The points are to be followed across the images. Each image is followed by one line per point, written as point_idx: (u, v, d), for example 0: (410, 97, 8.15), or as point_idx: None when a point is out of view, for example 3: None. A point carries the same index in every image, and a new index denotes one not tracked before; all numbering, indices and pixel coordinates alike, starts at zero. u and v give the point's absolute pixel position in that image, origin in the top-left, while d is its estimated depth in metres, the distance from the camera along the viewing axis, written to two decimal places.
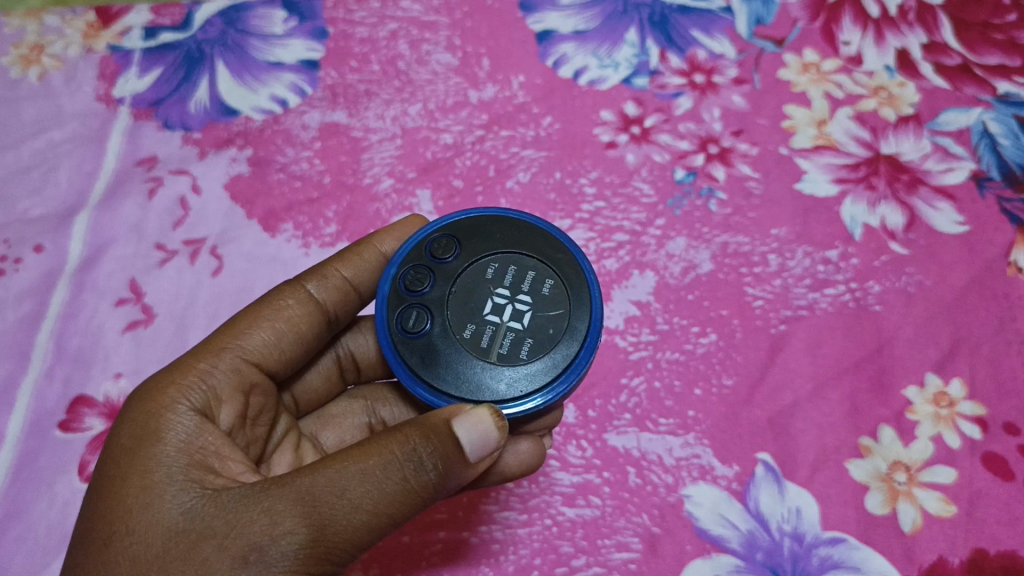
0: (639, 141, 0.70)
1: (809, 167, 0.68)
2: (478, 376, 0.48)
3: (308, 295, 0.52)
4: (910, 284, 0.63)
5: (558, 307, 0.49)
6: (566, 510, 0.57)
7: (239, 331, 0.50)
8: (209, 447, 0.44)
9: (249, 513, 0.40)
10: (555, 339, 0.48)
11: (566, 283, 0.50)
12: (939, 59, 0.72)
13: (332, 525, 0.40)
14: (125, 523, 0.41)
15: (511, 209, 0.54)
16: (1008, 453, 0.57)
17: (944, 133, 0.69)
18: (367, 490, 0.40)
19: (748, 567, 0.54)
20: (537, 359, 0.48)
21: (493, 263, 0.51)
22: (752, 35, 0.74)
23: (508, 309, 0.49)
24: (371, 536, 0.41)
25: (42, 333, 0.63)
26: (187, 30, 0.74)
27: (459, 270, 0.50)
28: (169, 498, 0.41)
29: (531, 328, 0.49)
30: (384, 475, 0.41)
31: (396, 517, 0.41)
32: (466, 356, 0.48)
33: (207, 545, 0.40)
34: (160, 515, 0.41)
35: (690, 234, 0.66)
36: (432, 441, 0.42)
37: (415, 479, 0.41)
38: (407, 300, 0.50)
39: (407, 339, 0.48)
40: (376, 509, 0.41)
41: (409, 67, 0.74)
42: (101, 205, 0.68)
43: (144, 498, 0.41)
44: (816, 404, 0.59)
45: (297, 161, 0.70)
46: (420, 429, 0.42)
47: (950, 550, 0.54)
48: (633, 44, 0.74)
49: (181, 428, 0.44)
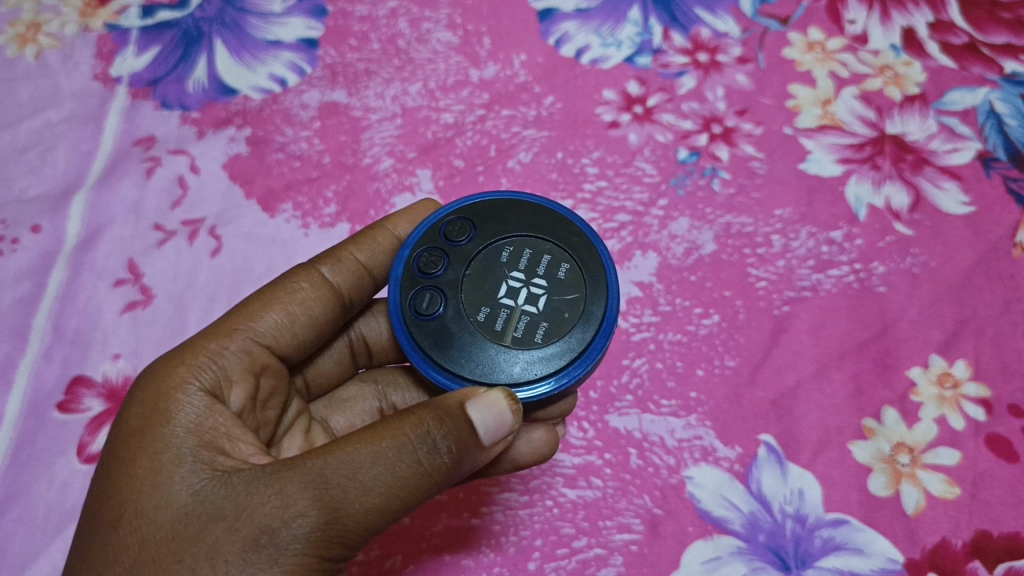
0: (642, 121, 0.69)
1: (814, 147, 0.67)
2: (492, 359, 0.47)
3: (321, 278, 0.52)
4: (915, 265, 0.62)
5: (574, 291, 0.49)
6: (567, 491, 0.56)
7: (251, 314, 0.49)
8: (221, 428, 0.44)
9: (260, 495, 0.40)
10: (571, 323, 0.48)
11: (582, 267, 0.49)
12: (945, 38, 0.71)
13: (344, 508, 0.39)
14: (134, 504, 0.41)
15: (525, 193, 0.53)
16: (1012, 435, 0.56)
17: (950, 113, 0.68)
18: (380, 473, 0.40)
19: (750, 548, 0.54)
20: (552, 343, 0.47)
21: (508, 246, 0.50)
22: (757, 13, 0.73)
23: (523, 292, 0.49)
24: (383, 520, 0.41)
25: (39, 314, 0.63)
26: (185, 8, 0.73)
27: (474, 253, 0.50)
28: (179, 480, 0.41)
29: (546, 312, 0.48)
30: (397, 458, 0.40)
31: (410, 501, 0.41)
32: (479, 339, 0.47)
33: (218, 527, 0.39)
34: (170, 496, 0.41)
35: (693, 215, 0.65)
36: (446, 424, 0.41)
37: (429, 463, 0.41)
38: (421, 283, 0.49)
39: (420, 321, 0.48)
40: (389, 492, 0.40)
41: (410, 46, 0.73)
42: (99, 185, 0.67)
43: (154, 480, 0.41)
44: (819, 385, 0.58)
45: (296, 141, 0.69)
46: (434, 412, 0.41)
47: (953, 532, 0.54)
48: (637, 22, 0.73)
49: (191, 409, 0.44)
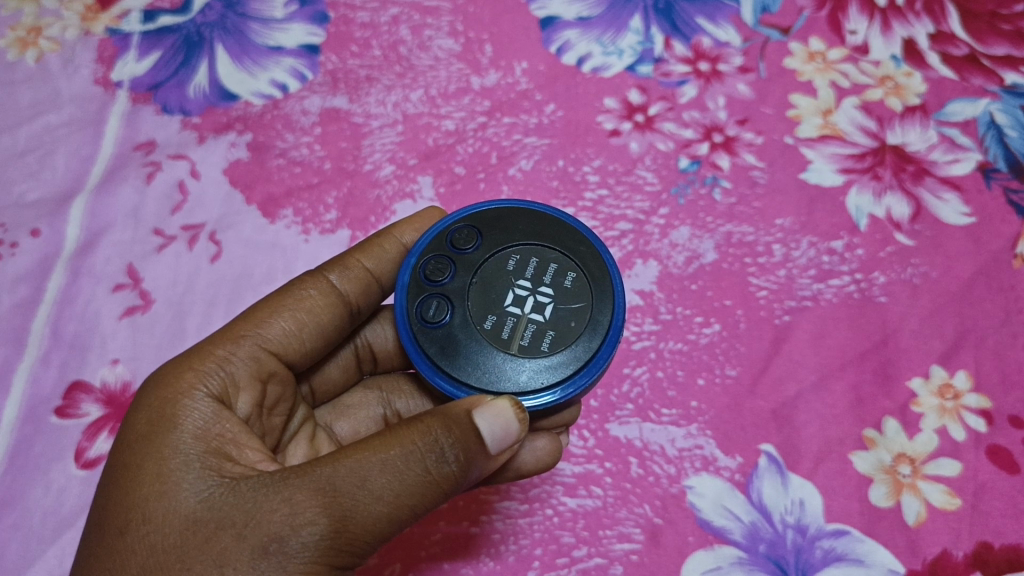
0: (643, 130, 0.69)
1: (815, 157, 0.67)
2: (499, 367, 0.47)
3: (329, 285, 0.52)
4: (915, 275, 0.63)
5: (580, 300, 0.49)
6: (567, 500, 0.56)
7: (258, 320, 0.49)
8: (229, 433, 0.44)
9: (268, 503, 0.39)
10: (577, 332, 0.48)
11: (589, 276, 0.49)
12: (946, 49, 0.71)
13: (353, 516, 0.39)
14: (141, 511, 0.40)
15: (532, 202, 0.53)
16: (1013, 446, 0.56)
17: (950, 124, 0.68)
18: (389, 481, 0.40)
19: (750, 559, 0.54)
20: (558, 352, 0.47)
21: (514, 254, 0.50)
22: (758, 23, 0.73)
23: (529, 301, 0.49)
24: (391, 528, 0.40)
25: (38, 318, 0.62)
26: (186, 13, 0.73)
27: (481, 261, 0.50)
28: (187, 487, 0.41)
29: (552, 321, 0.48)
30: (405, 466, 0.40)
31: (418, 509, 0.41)
32: (485, 347, 0.47)
33: (226, 535, 0.39)
34: (177, 503, 0.40)
35: (693, 224, 0.65)
36: (453, 432, 0.41)
37: (437, 471, 0.40)
38: (427, 290, 0.49)
39: (427, 329, 0.48)
40: (397, 500, 0.40)
41: (411, 53, 0.73)
42: (98, 189, 0.67)
43: (161, 487, 0.41)
44: (819, 395, 0.58)
45: (297, 147, 0.69)
46: (442, 420, 0.41)
47: (954, 543, 0.54)
48: (638, 30, 0.73)
49: (199, 414, 0.44)
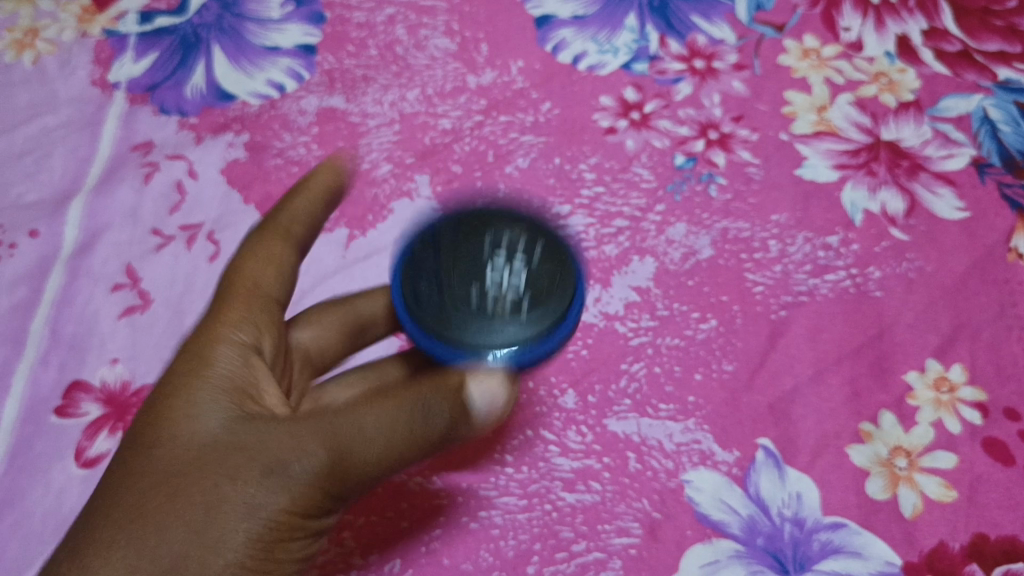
0: (639, 127, 0.70)
1: (809, 153, 0.68)
2: (483, 334, 0.49)
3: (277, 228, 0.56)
4: (910, 270, 0.63)
5: (549, 267, 0.52)
6: (566, 495, 0.56)
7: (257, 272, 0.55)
8: (249, 384, 0.48)
9: (279, 435, 0.42)
10: (548, 291, 0.51)
11: (555, 251, 0.53)
12: (939, 45, 0.73)
13: (349, 450, 0.42)
14: (162, 437, 0.43)
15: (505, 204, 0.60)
16: (1008, 438, 0.57)
17: (944, 119, 0.69)
18: (383, 424, 0.43)
19: (749, 552, 0.53)
20: (534, 312, 0.50)
21: (489, 237, 0.54)
22: (751, 21, 0.75)
23: (505, 270, 0.52)
24: (379, 472, 0.43)
25: (37, 318, 0.62)
26: (182, 15, 0.76)
27: (459, 243, 0.53)
28: (209, 417, 0.44)
29: (526, 285, 0.51)
30: (402, 412, 0.44)
31: (406, 457, 0.44)
32: (471, 317, 0.50)
33: (236, 456, 0.42)
34: (197, 430, 0.43)
35: (689, 220, 0.66)
36: (446, 394, 0.45)
37: (426, 425, 0.44)
38: (415, 274, 0.53)
39: (418, 305, 0.51)
40: (391, 442, 0.43)
41: (407, 53, 0.74)
42: (96, 190, 0.67)
43: (187, 415, 0.44)
44: (816, 389, 0.59)
45: (294, 146, 0.69)
46: (439, 382, 0.46)
47: (951, 535, 0.54)
48: (633, 29, 0.75)
49: (220, 367, 0.47)
